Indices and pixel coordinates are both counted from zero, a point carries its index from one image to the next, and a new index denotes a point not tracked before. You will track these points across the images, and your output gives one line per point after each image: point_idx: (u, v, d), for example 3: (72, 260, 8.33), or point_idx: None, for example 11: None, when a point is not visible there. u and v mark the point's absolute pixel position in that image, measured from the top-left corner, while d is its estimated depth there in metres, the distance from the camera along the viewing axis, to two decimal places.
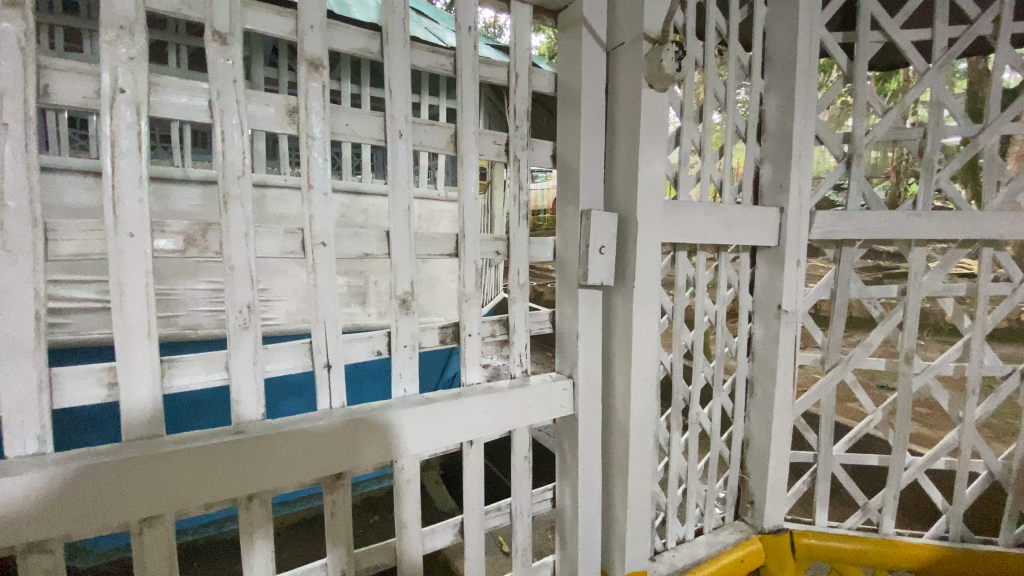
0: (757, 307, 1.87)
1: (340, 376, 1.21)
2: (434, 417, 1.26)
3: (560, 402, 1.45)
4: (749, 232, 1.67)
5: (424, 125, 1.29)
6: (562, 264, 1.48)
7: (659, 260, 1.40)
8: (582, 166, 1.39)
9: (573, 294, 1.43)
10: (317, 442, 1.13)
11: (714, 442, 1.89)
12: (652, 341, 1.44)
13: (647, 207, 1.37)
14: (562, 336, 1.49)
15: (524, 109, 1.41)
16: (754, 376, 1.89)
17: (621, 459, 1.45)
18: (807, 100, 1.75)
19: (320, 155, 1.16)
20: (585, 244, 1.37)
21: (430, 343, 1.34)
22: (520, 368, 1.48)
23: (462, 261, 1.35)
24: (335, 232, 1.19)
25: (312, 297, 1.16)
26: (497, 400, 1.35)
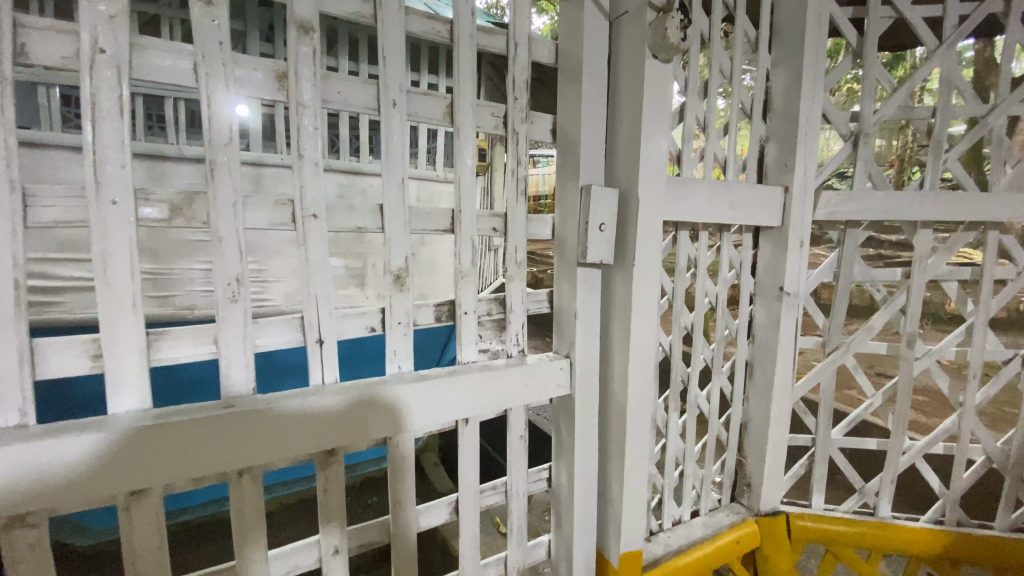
0: (759, 290, 1.84)
1: (334, 352, 1.19)
2: (430, 394, 1.24)
3: (557, 381, 1.42)
4: (753, 211, 1.64)
5: (420, 95, 1.25)
6: (561, 242, 1.44)
7: (660, 238, 1.37)
8: (583, 141, 1.35)
9: (572, 272, 1.40)
10: (310, 417, 1.11)
11: (712, 425, 1.88)
12: (652, 321, 1.41)
13: (649, 183, 1.33)
14: (561, 316, 1.46)
15: (523, 81, 1.36)
16: (754, 359, 1.87)
17: (619, 439, 1.44)
18: (815, 77, 1.70)
19: (310, 124, 1.11)
20: (585, 221, 1.34)
21: (425, 320, 1.31)
22: (517, 347, 1.45)
23: (459, 237, 1.32)
24: (327, 205, 1.16)
25: (304, 270, 1.13)
26: (493, 378, 1.33)
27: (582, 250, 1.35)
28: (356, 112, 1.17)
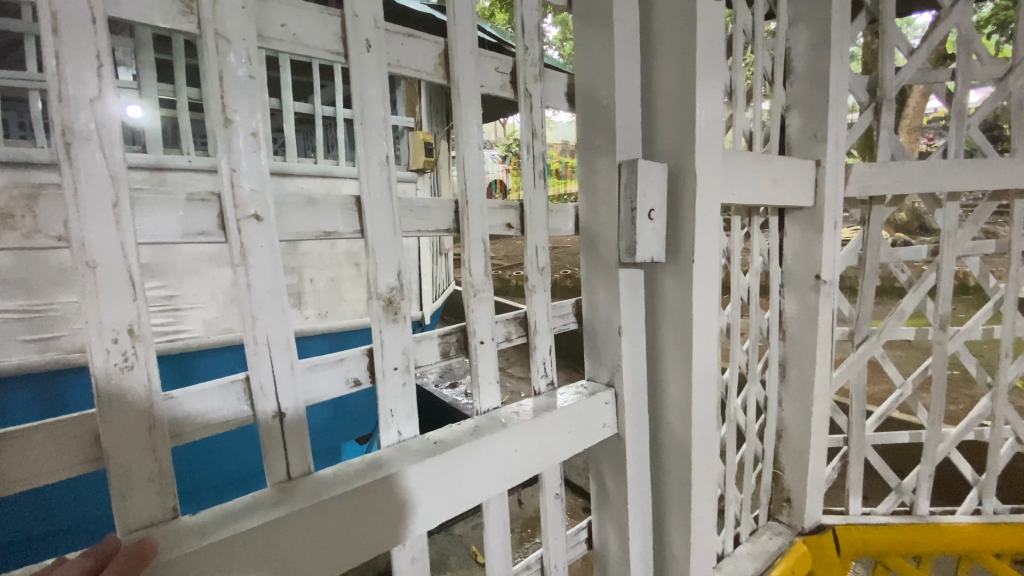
0: (789, 280, 1.61)
1: (304, 423, 0.79)
2: (452, 469, 0.87)
3: (601, 419, 1.10)
4: (791, 188, 1.41)
5: (401, 37, 0.87)
6: (592, 237, 1.12)
7: (718, 225, 1.08)
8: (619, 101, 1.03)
9: (612, 276, 1.08)
10: (281, 542, 0.71)
11: (750, 438, 1.62)
12: (713, 330, 1.11)
13: (708, 153, 1.04)
14: (597, 330, 1.14)
15: (534, 25, 1.02)
16: (788, 358, 1.64)
17: (680, 481, 1.14)
18: (842, 34, 1.49)
19: (241, 70, 0.70)
20: (631, 207, 1.01)
21: (427, 359, 0.94)
22: (544, 381, 1.12)
23: (467, 238, 0.95)
24: (274, 197, 0.75)
25: (246, 304, 0.72)
26: (529, 430, 0.99)
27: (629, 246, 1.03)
28: (314, 57, 0.78)
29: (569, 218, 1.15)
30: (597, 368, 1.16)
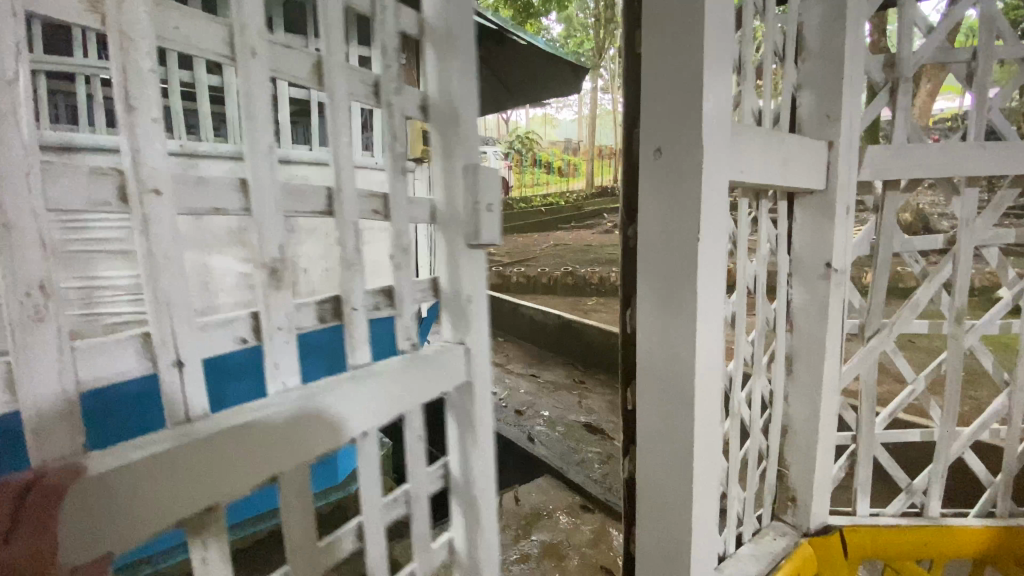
0: (797, 269, 1.53)
1: (201, 404, 0.78)
2: (345, 406, 0.96)
3: (461, 370, 1.30)
4: (802, 169, 1.33)
5: (279, 45, 0.89)
6: (453, 228, 1.28)
7: (726, 203, 1.03)
8: (464, 122, 1.28)
9: (456, 255, 1.29)
10: (185, 474, 0.73)
11: (753, 434, 1.53)
12: (718, 314, 1.06)
13: (715, 128, 0.99)
14: (449, 307, 1.31)
15: (392, 45, 1.11)
16: (795, 351, 1.56)
17: (677, 475, 1.08)
18: (857, 9, 1.41)
19: (147, 65, 0.71)
20: (475, 200, 1.26)
21: (308, 324, 0.96)
22: (407, 341, 1.19)
23: (341, 224, 0.98)
24: (176, 178, 0.75)
25: (149, 274, 0.72)
26: (405, 374, 1.12)
27: (472, 232, 1.28)
28: (204, 59, 0.79)
29: (427, 210, 1.26)
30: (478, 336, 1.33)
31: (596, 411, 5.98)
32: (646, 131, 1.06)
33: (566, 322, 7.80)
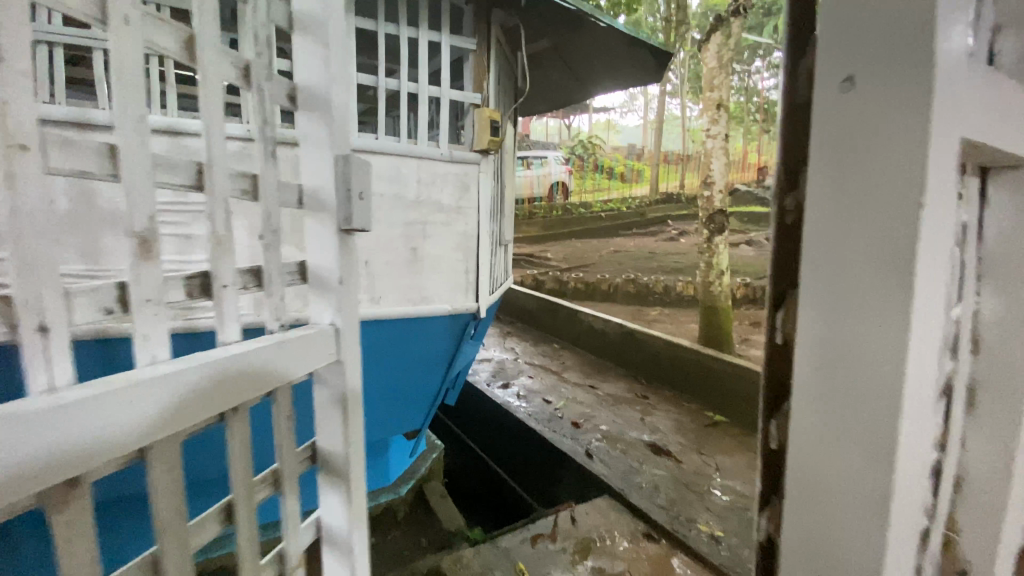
0: (994, 271, 1.14)
1: (73, 375, 1.08)
2: (215, 376, 1.32)
3: (330, 349, 1.80)
4: (1022, 128, 0.97)
5: (156, 20, 1.26)
6: (321, 232, 1.79)
7: (958, 155, 0.74)
8: (326, 151, 1.76)
9: (337, 237, 1.79)
10: (70, 434, 0.99)
11: (935, 490, 1.13)
12: (936, 309, 0.77)
13: (948, 59, 0.72)
14: (314, 286, 1.83)
15: (259, 36, 1.60)
16: (985, 379, 1.17)
17: (861, 544, 0.80)
18: None
19: (17, 21, 0.99)
20: (348, 187, 1.80)
21: (176, 296, 1.34)
22: (276, 323, 1.65)
23: (208, 192, 1.39)
24: (42, 134, 1.04)
25: (15, 226, 1.00)
26: (267, 353, 1.50)
27: (346, 220, 1.79)
28: (74, 15, 1.08)
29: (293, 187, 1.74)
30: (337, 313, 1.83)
31: (661, 429, 5.70)
32: (825, 64, 0.79)
33: (628, 330, 7.44)
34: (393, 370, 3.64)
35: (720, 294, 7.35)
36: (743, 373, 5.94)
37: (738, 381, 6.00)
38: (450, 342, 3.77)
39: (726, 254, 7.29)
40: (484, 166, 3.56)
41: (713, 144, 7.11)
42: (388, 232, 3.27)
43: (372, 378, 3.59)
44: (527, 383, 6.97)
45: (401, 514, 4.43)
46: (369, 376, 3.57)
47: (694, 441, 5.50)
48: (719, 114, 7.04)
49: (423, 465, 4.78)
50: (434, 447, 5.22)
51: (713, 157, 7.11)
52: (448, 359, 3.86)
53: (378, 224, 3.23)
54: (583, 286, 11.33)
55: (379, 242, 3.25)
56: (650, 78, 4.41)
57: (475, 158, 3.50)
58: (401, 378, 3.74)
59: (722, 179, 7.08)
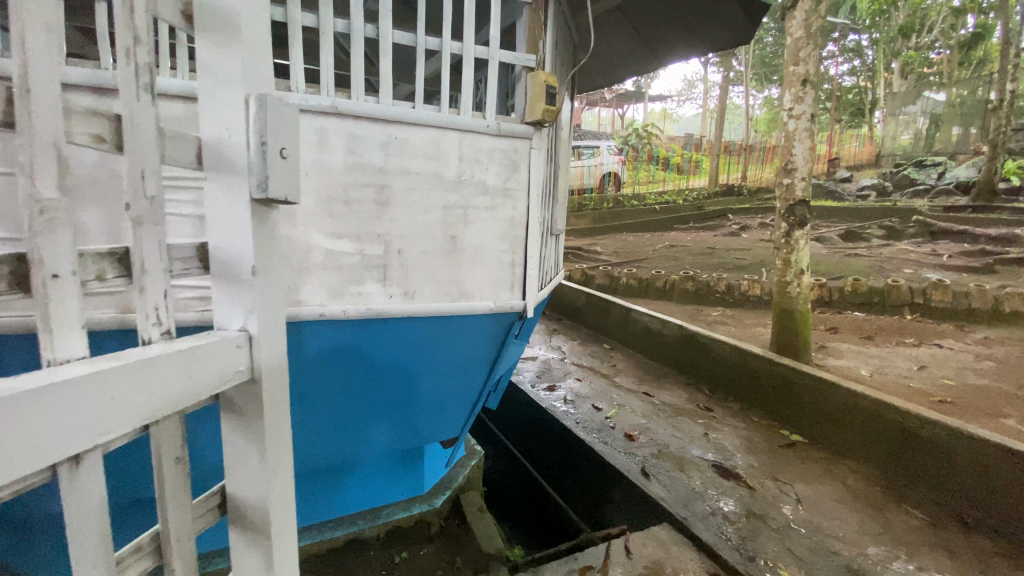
0: None
1: None
2: (57, 407, 1.07)
3: (240, 363, 1.54)
4: None
5: None
6: (226, 205, 1.53)
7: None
8: (234, 91, 1.49)
9: (249, 206, 1.53)
10: None
11: None
12: None
13: None
14: (219, 278, 1.58)
15: None
16: None
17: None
18: None
19: None
20: (266, 142, 1.50)
21: None
22: (156, 320, 1.45)
23: (30, 135, 1.20)
24: None
25: None
26: (144, 370, 1.25)
27: (260, 184, 1.51)
28: None
29: (186, 144, 1.50)
30: (251, 307, 1.57)
31: (728, 448, 5.05)
32: None
33: (689, 333, 6.74)
34: (425, 373, 3.24)
35: (797, 296, 6.51)
36: (828, 388, 5.16)
37: (821, 398, 5.22)
38: (493, 344, 3.33)
39: (807, 250, 6.44)
40: (537, 142, 3.04)
41: (796, 125, 6.25)
42: (424, 218, 2.83)
43: (402, 382, 3.21)
44: (574, 386, 6.43)
45: (435, 528, 4.05)
46: (401, 381, 3.20)
47: (767, 464, 4.82)
48: (805, 91, 6.16)
49: (461, 474, 4.44)
50: (473, 453, 4.81)
51: (795, 141, 6.27)
52: (488, 362, 3.42)
53: (413, 207, 2.80)
54: (635, 283, 10.62)
55: (414, 228, 2.82)
56: (738, 36, 3.77)
57: (526, 131, 2.98)
58: (436, 383, 3.34)
59: (806, 166, 6.27)
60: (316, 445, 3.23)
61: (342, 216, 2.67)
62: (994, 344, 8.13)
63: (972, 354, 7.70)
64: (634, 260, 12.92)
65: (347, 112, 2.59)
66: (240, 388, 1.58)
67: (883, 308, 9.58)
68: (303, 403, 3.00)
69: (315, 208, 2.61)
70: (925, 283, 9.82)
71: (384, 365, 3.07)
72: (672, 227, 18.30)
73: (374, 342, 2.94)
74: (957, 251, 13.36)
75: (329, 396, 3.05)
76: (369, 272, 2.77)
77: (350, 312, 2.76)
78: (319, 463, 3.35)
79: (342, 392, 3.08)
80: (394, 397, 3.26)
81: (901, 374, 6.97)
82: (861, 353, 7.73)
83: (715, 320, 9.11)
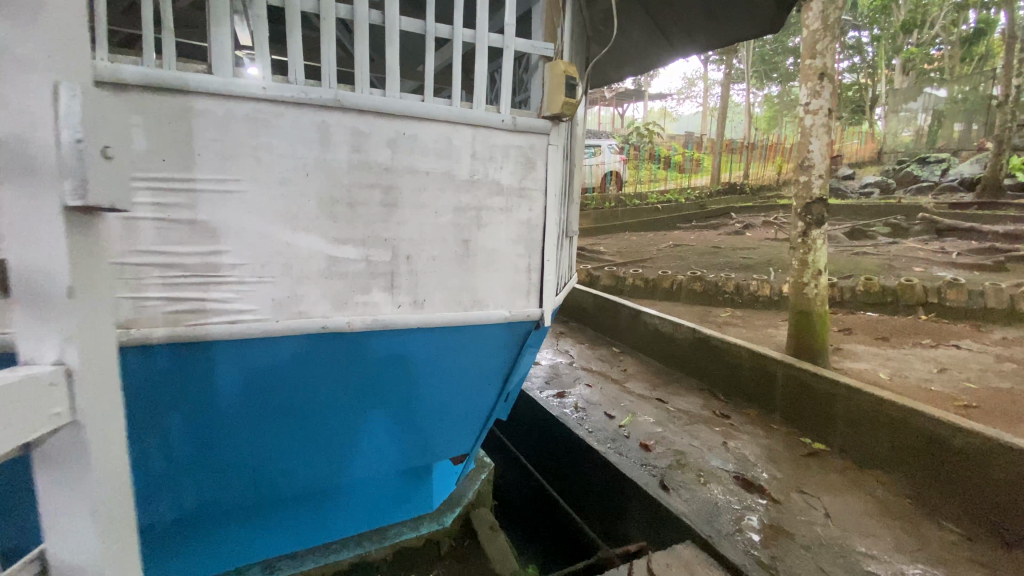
0: None
1: None
2: None
3: (57, 401, 1.30)
4: None
5: None
6: (32, 218, 1.29)
7: None
8: (36, 73, 1.26)
9: (61, 215, 1.29)
10: None
11: None
12: None
13: None
14: (23, 305, 1.32)
15: None
16: None
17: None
18: None
19: None
20: (83, 140, 1.27)
21: None
22: None
23: None
24: None
25: None
26: None
27: (77, 190, 1.27)
28: None
29: None
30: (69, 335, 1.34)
31: (748, 458, 4.83)
32: None
33: (702, 337, 6.52)
34: (421, 392, 3.00)
35: (815, 297, 6.30)
36: (852, 395, 4.93)
37: (845, 404, 4.99)
38: (506, 355, 3.11)
39: (824, 250, 6.22)
40: (555, 138, 2.82)
41: (813, 121, 6.03)
42: (435, 221, 2.61)
43: (395, 401, 2.97)
44: (584, 393, 6.20)
45: (445, 547, 3.86)
46: (394, 400, 2.96)
47: (791, 475, 4.61)
48: (822, 85, 5.95)
49: (471, 488, 4.23)
50: (483, 466, 4.58)
51: (813, 137, 6.06)
52: (494, 378, 3.19)
53: (423, 210, 2.58)
54: (641, 283, 10.39)
55: (424, 232, 2.60)
56: (762, 25, 3.58)
57: (544, 126, 2.76)
58: (445, 397, 3.11)
59: (823, 163, 6.06)
60: (316, 466, 2.99)
61: (345, 220, 2.44)
62: (1012, 344, 7.92)
63: (992, 355, 7.49)
64: (639, 260, 12.70)
65: (349, 106, 2.36)
66: (59, 435, 1.34)
67: (897, 308, 9.37)
68: (301, 418, 2.78)
69: (317, 212, 2.39)
70: (939, 281, 9.61)
71: (375, 381, 2.83)
72: (675, 226, 18.08)
73: (365, 358, 2.70)
74: (965, 249, 13.16)
75: (329, 412, 2.83)
76: (376, 280, 2.56)
77: (355, 324, 2.54)
78: (298, 488, 3.04)
79: (329, 411, 2.82)
80: (387, 417, 3.01)
81: (921, 377, 6.75)
82: (878, 355, 7.51)
83: (725, 321, 8.89)
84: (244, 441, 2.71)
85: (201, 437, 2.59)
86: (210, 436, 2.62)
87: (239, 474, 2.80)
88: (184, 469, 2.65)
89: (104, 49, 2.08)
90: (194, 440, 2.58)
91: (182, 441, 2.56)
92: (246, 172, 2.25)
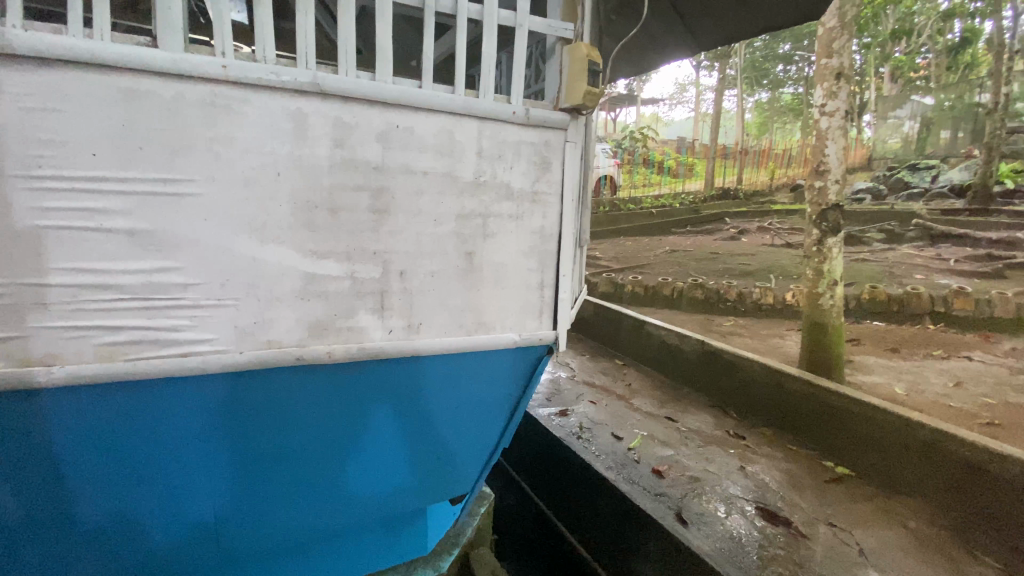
0: None
1: None
2: None
3: None
4: None
5: None
6: None
7: None
8: None
9: None
10: None
11: None
12: None
13: None
14: None
15: None
16: None
17: None
18: None
19: None
20: None
21: None
22: None
23: None
24: None
25: None
26: None
27: None
28: None
29: None
30: None
31: (769, 485, 4.47)
32: None
33: (712, 350, 6.16)
34: (417, 427, 2.56)
35: (830, 308, 5.97)
36: (877, 415, 4.58)
37: (871, 424, 4.64)
38: (515, 384, 2.69)
39: (840, 259, 5.90)
40: (573, 134, 2.43)
41: (829, 123, 5.72)
42: (434, 230, 2.21)
43: (376, 438, 2.49)
44: (588, 411, 5.80)
45: None
46: (376, 437, 2.48)
47: (817, 505, 4.24)
48: (838, 86, 5.64)
49: (470, 525, 3.80)
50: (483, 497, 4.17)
51: (828, 140, 5.74)
52: (495, 409, 2.74)
53: (420, 217, 2.17)
54: (641, 291, 10.05)
55: (422, 244, 2.19)
56: (796, 15, 3.22)
57: (562, 120, 2.37)
58: (445, 433, 2.67)
59: (839, 168, 5.74)
60: (298, 518, 2.51)
61: (326, 229, 2.02)
62: None
63: (1006, 368, 7.21)
64: (636, 266, 12.36)
65: (332, 91, 1.96)
66: None
67: (903, 317, 9.09)
68: (279, 465, 2.31)
69: (291, 219, 1.97)
70: (944, 290, 9.37)
71: (354, 415, 2.36)
72: (669, 231, 17.84)
73: (340, 388, 2.24)
74: (963, 255, 12.99)
75: (310, 457, 2.36)
76: (362, 301, 2.14)
77: (336, 353, 2.12)
78: (258, 546, 2.50)
79: (294, 454, 2.32)
80: (367, 458, 2.52)
81: (938, 392, 6.43)
82: (891, 368, 7.18)
83: (730, 331, 8.54)
84: (188, 493, 2.18)
85: (135, 489, 2.08)
86: (155, 486, 2.11)
87: (182, 532, 2.26)
88: (106, 528, 2.11)
89: (17, 15, 1.63)
90: (125, 492, 2.07)
91: (110, 492, 2.05)
92: (201, 170, 1.82)
